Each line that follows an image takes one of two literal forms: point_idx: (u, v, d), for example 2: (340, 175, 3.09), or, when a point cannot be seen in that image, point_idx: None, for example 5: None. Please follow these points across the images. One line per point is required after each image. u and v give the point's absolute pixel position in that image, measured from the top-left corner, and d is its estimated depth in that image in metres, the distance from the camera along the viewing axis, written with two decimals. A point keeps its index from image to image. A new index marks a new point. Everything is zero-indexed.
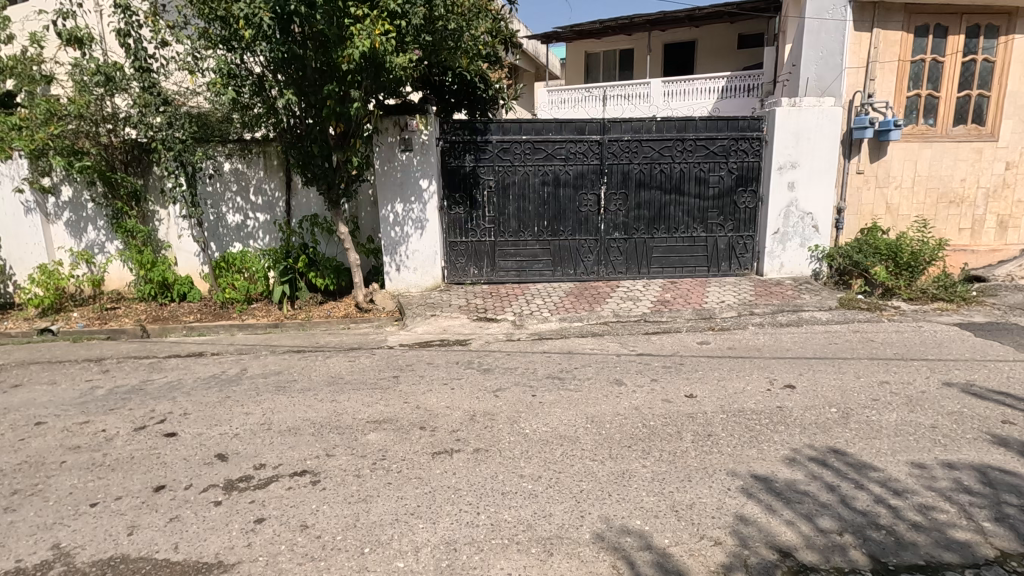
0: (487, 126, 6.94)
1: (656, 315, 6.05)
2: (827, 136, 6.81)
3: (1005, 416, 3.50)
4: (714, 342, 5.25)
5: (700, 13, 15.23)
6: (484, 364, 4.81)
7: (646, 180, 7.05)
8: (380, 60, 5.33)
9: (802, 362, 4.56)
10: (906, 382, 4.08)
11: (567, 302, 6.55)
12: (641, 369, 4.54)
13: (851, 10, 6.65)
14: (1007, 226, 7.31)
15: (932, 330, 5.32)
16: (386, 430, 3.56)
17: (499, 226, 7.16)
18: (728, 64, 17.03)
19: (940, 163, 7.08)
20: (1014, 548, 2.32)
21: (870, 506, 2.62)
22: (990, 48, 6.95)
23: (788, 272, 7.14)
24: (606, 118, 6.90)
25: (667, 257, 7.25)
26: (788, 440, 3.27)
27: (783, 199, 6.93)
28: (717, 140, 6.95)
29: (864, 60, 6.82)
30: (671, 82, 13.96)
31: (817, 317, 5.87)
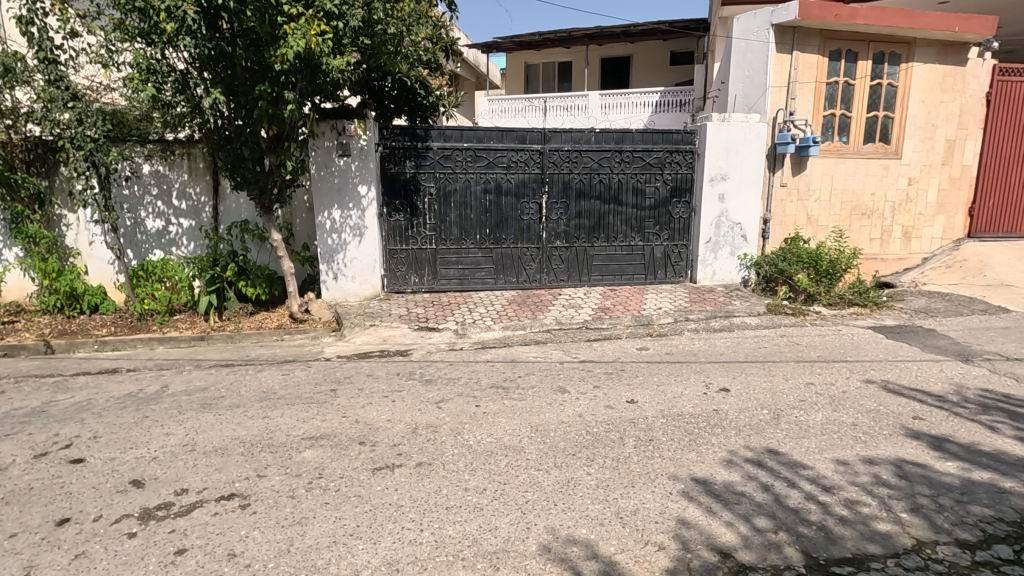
0: (428, 133, 6.86)
1: (597, 322, 6.14)
2: (754, 151, 7.19)
3: (917, 412, 3.77)
4: (653, 347, 5.39)
5: (635, 30, 15.83)
6: (426, 375, 4.70)
7: (586, 190, 7.17)
8: (316, 61, 5.15)
9: (735, 366, 4.75)
10: (829, 383, 4.34)
11: (509, 310, 6.54)
12: (584, 376, 4.57)
13: (773, 33, 7.04)
14: (911, 236, 7.99)
15: (849, 333, 5.69)
16: (323, 447, 3.39)
17: (441, 234, 7.07)
18: (661, 79, 17.75)
19: (852, 178, 7.64)
20: (928, 536, 2.49)
21: (801, 503, 2.74)
22: (894, 74, 7.58)
23: (719, 279, 7.46)
24: (547, 128, 6.98)
25: (607, 265, 7.40)
26: (724, 442, 3.39)
27: (714, 210, 7.25)
28: (653, 152, 7.19)
29: (785, 79, 7.23)
30: (609, 95, 14.35)
31: (747, 322, 6.16)
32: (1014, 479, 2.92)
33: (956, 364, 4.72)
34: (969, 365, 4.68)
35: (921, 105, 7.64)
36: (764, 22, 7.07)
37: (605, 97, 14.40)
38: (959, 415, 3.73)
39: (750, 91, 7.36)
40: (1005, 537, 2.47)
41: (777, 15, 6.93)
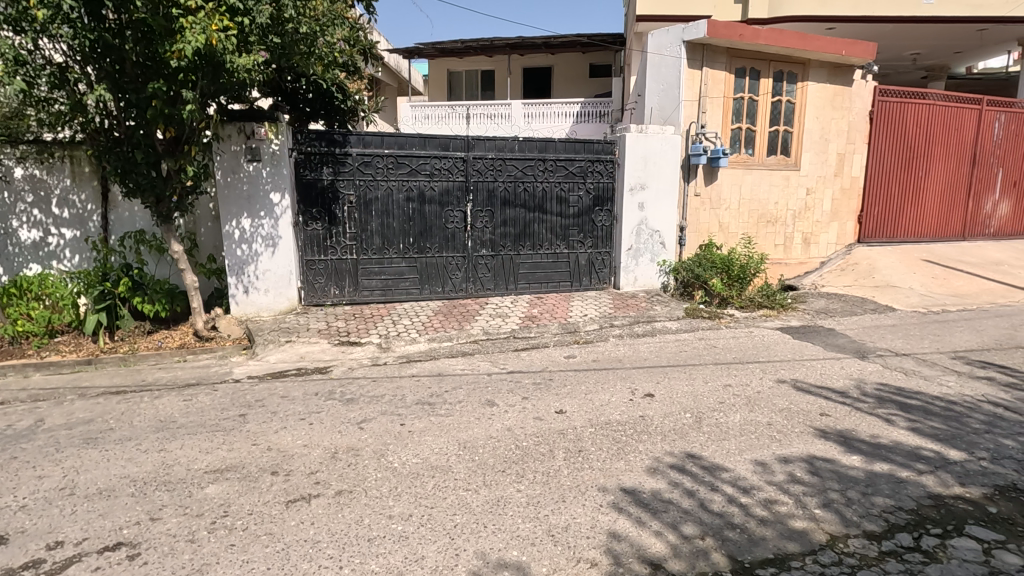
0: (346, 138, 6.57)
1: (524, 332, 6.11)
2: (670, 162, 7.48)
3: (823, 409, 4.01)
4: (580, 355, 5.42)
5: (556, 42, 16.17)
6: (347, 394, 4.44)
7: (511, 198, 7.15)
8: (219, 59, 4.75)
9: (658, 371, 4.86)
10: (745, 384, 4.53)
11: (435, 321, 6.36)
12: (512, 388, 4.50)
13: (685, 49, 7.38)
14: (810, 242, 8.64)
15: (760, 334, 6.02)
16: (229, 480, 3.08)
17: (362, 244, 6.78)
18: (582, 91, 18.27)
19: (759, 188, 8.14)
20: (840, 530, 2.61)
21: (725, 506, 2.80)
22: (792, 91, 8.17)
23: (640, 285, 7.67)
24: (470, 135, 6.89)
25: (533, 273, 7.41)
26: (650, 448, 3.42)
27: (634, 218, 7.46)
28: (576, 161, 7.29)
29: (697, 94, 7.59)
30: (531, 104, 14.52)
31: (668, 327, 6.35)
32: (909, 469, 3.15)
33: (854, 361, 5.10)
34: (864, 362, 5.07)
35: (815, 121, 8.29)
36: (677, 38, 7.39)
37: (528, 106, 14.56)
38: (859, 409, 4.00)
39: (665, 104, 7.67)
40: (906, 526, 2.64)
41: (689, 32, 7.26)
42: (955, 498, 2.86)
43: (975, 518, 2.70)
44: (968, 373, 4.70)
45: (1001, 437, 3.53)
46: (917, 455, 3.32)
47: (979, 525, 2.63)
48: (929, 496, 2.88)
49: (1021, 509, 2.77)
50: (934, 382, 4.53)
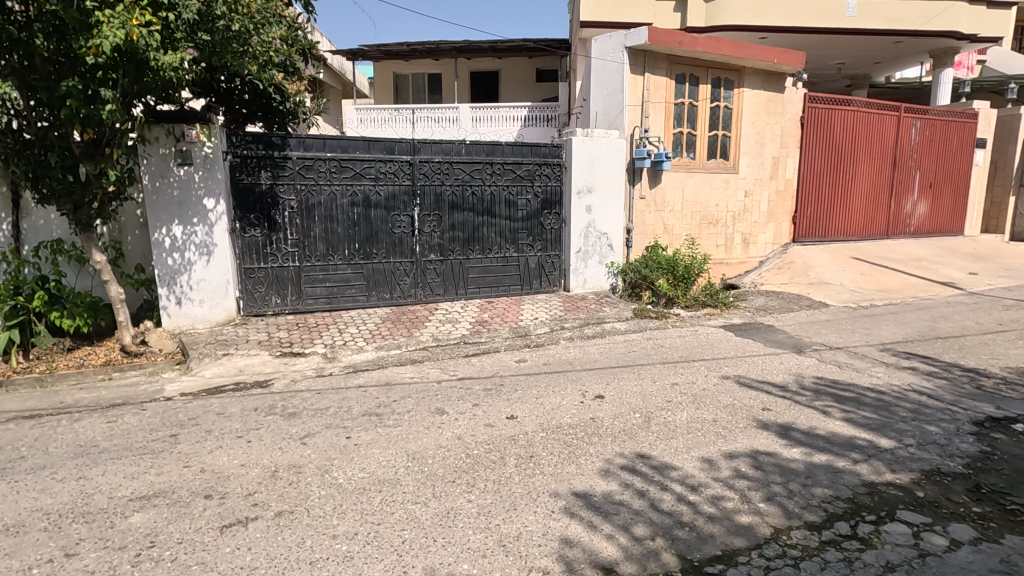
0: (285, 141, 6.32)
1: (475, 337, 6.05)
2: (615, 165, 7.59)
3: (765, 403, 4.14)
4: (531, 359, 5.40)
5: (502, 46, 16.21)
6: (289, 408, 4.23)
7: (459, 202, 7.07)
8: (141, 56, 4.45)
9: (608, 372, 4.90)
10: (691, 382, 4.63)
11: (383, 329, 6.20)
12: (462, 395, 4.42)
13: (627, 55, 7.52)
14: (749, 242, 8.98)
15: (705, 333, 6.18)
16: (157, 507, 2.86)
17: (304, 250, 6.53)
18: (529, 95, 18.40)
19: (700, 190, 8.40)
20: (783, 523, 2.68)
21: (674, 505, 2.83)
22: (729, 97, 8.49)
23: (590, 287, 7.75)
24: (416, 139, 6.77)
25: (483, 277, 7.35)
26: (601, 451, 3.43)
27: (582, 221, 7.53)
28: (523, 165, 7.29)
29: (640, 99, 7.75)
30: (479, 108, 14.49)
31: (617, 328, 6.43)
32: (845, 458, 3.29)
33: (792, 356, 5.30)
34: (802, 356, 5.28)
35: (751, 126, 8.64)
36: (619, 44, 7.53)
37: (475, 110, 14.52)
38: (798, 402, 4.15)
39: (610, 108, 7.80)
40: (843, 514, 2.74)
41: (630, 38, 7.41)
42: (886, 484, 3.00)
43: (905, 502, 2.84)
44: (895, 364, 4.97)
45: (926, 424, 3.75)
46: (852, 444, 3.46)
47: (908, 510, 2.76)
48: (863, 484, 3.01)
49: (945, 491, 2.94)
50: (865, 373, 4.76)
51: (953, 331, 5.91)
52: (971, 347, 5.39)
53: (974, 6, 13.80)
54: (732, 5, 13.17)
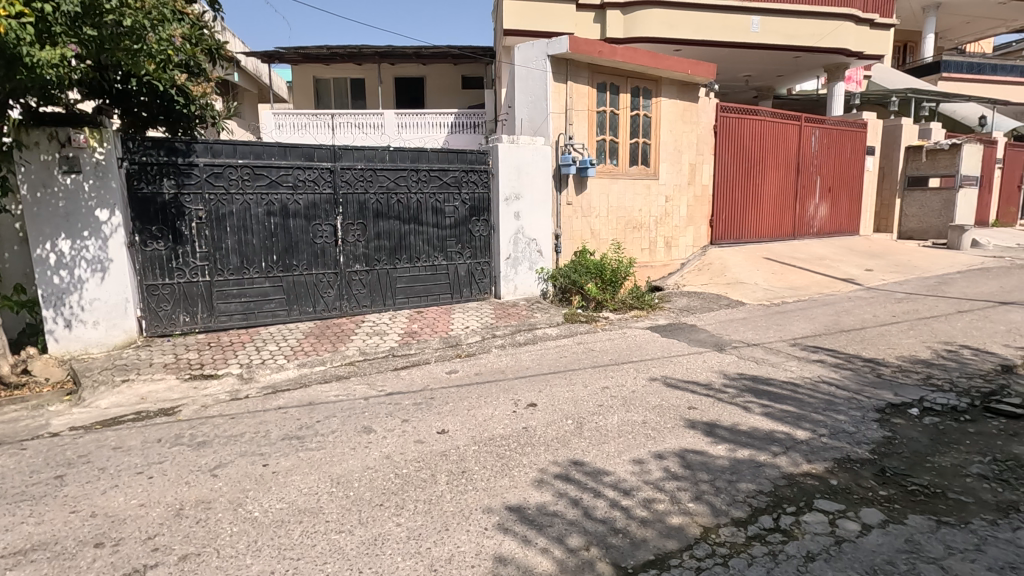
0: (190, 146, 5.87)
1: (404, 349, 5.86)
2: (541, 172, 7.64)
3: (691, 402, 4.25)
4: (462, 369, 5.28)
5: (426, 52, 16.04)
6: (198, 437, 3.88)
7: (383, 210, 6.85)
8: (11, 51, 3.95)
9: (540, 379, 4.87)
10: (621, 384, 4.69)
11: (306, 345, 5.87)
12: (390, 412, 4.23)
13: (550, 63, 7.61)
14: (670, 245, 9.33)
15: (633, 335, 6.32)
16: (35, 563, 2.51)
17: (216, 263, 6.08)
18: (455, 102, 18.33)
19: (624, 196, 8.63)
20: (712, 521, 2.73)
21: (608, 512, 2.81)
22: (648, 106, 8.79)
23: (521, 293, 7.74)
24: (336, 144, 6.50)
25: (411, 287, 7.16)
26: (535, 460, 3.38)
27: (511, 227, 7.51)
28: (449, 171, 7.18)
29: (563, 106, 7.86)
30: (404, 114, 14.22)
31: (548, 334, 6.45)
32: (766, 452, 3.42)
33: (714, 354, 5.52)
34: (723, 354, 5.50)
35: (669, 134, 8.99)
36: (541, 52, 7.60)
37: (400, 116, 14.24)
38: (721, 399, 4.30)
39: (535, 116, 7.86)
40: (766, 508, 2.83)
41: (552, 47, 7.49)
42: (804, 475, 3.14)
43: (821, 491, 2.98)
44: (806, 358, 5.29)
45: (836, 413, 3.98)
46: (772, 437, 3.62)
47: (824, 498, 2.90)
48: (783, 476, 3.13)
49: (856, 477, 3.11)
50: (781, 368, 5.02)
51: (854, 324, 6.38)
52: (871, 338, 5.83)
53: (859, 26, 15.16)
54: (647, 19, 13.74)
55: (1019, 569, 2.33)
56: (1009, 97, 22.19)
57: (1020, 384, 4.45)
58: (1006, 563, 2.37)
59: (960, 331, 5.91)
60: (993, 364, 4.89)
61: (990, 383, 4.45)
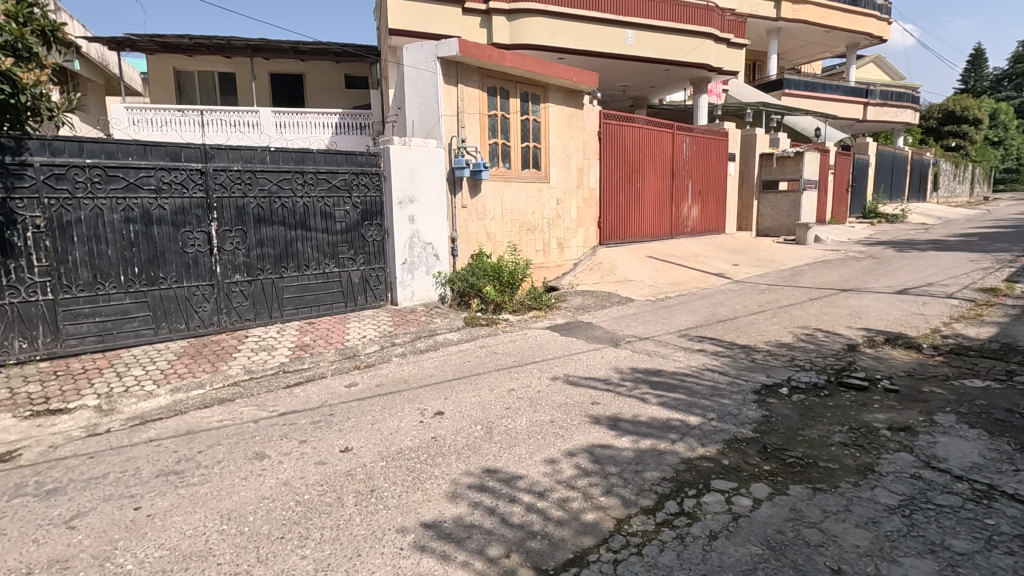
0: (21, 143, 5.01)
1: (296, 364, 5.45)
2: (435, 175, 7.51)
3: (594, 398, 4.40)
4: (362, 382, 5.01)
5: (305, 48, 15.18)
6: (47, 485, 3.30)
7: (266, 215, 6.34)
8: None
9: (445, 386, 4.77)
10: (526, 386, 4.73)
11: (179, 366, 5.25)
12: (285, 433, 3.91)
13: (440, 65, 7.51)
14: (563, 246, 9.64)
15: (534, 336, 6.42)
16: None
17: (62, 279, 5.25)
18: (338, 101, 17.58)
19: (518, 199, 8.77)
20: (623, 513, 2.82)
21: (524, 517, 2.81)
22: (537, 111, 9.01)
23: (418, 298, 7.57)
24: (207, 144, 5.89)
25: (301, 297, 6.71)
26: (447, 471, 3.29)
27: (406, 231, 7.31)
28: (338, 174, 6.83)
29: (455, 109, 7.81)
30: (282, 112, 13.31)
31: (449, 339, 6.36)
32: (666, 439, 3.63)
33: (611, 349, 5.77)
34: (619, 349, 5.77)
35: (558, 139, 9.29)
36: (430, 54, 7.47)
37: (278, 114, 13.31)
38: (621, 393, 4.50)
39: (426, 118, 7.71)
40: (670, 493, 2.99)
41: (441, 49, 7.40)
42: (700, 458, 3.36)
43: (716, 472, 3.21)
44: (692, 348, 5.71)
45: (721, 398, 4.33)
46: (669, 425, 3.85)
47: (719, 478, 3.13)
48: (682, 461, 3.34)
49: (744, 456, 3.39)
50: (671, 359, 5.37)
51: (728, 315, 7.00)
52: (743, 327, 6.45)
53: (718, 45, 16.77)
54: (531, 26, 14.12)
55: (880, 522, 2.67)
56: (836, 112, 25.79)
57: (862, 359, 5.15)
58: (870, 518, 2.70)
59: (813, 316, 6.72)
60: (841, 344, 5.62)
61: (841, 361, 5.11)
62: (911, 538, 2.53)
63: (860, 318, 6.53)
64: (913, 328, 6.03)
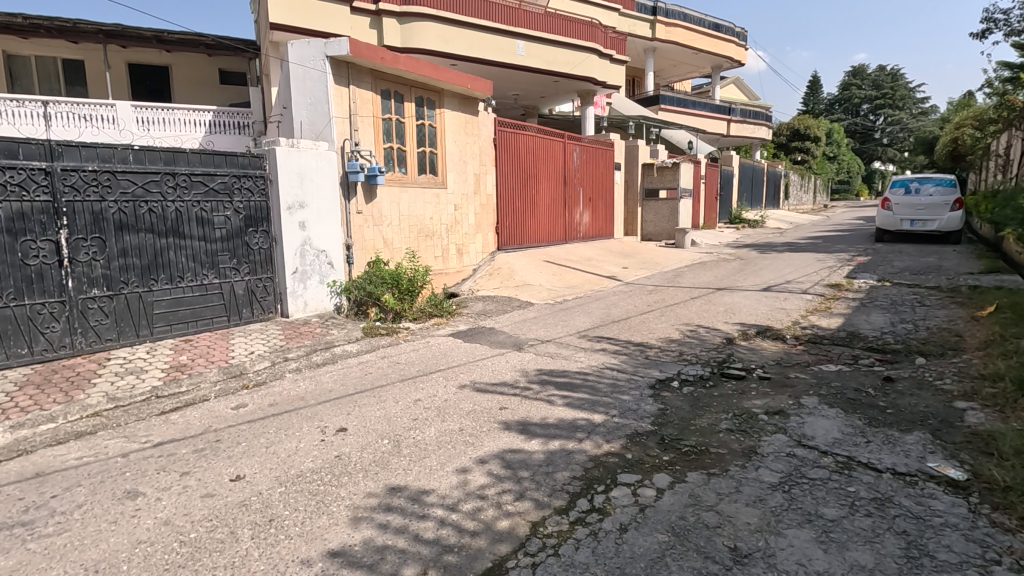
0: None
1: (171, 388, 4.88)
2: (327, 179, 7.14)
3: (501, 403, 4.42)
4: (253, 403, 4.60)
5: (171, 37, 13.79)
6: None
7: (130, 222, 5.64)
8: None
9: (346, 401, 4.53)
10: (432, 395, 4.63)
11: (21, 398, 4.48)
12: (163, 466, 3.48)
13: (329, 64, 7.18)
14: (461, 252, 9.62)
15: (437, 343, 6.33)
16: None
17: None
18: (211, 97, 16.21)
19: (415, 205, 8.60)
20: (538, 515, 2.85)
21: (439, 531, 2.73)
22: (432, 116, 8.92)
23: (311, 309, 7.14)
24: (54, 140, 5.13)
25: (174, 312, 6.05)
26: (354, 491, 3.12)
27: (296, 238, 6.87)
28: (216, 176, 6.27)
29: (347, 111, 7.50)
30: (144, 107, 11.93)
31: (348, 351, 6.07)
32: (573, 439, 3.72)
33: (514, 353, 5.84)
34: (523, 353, 5.85)
35: (454, 145, 9.26)
36: (319, 52, 7.11)
37: (139, 109, 11.92)
38: (528, 396, 4.56)
39: (315, 119, 7.32)
40: (581, 491, 3.08)
41: (330, 48, 7.07)
42: (606, 455, 3.50)
43: (621, 466, 3.35)
44: (591, 348, 5.94)
45: (621, 394, 4.55)
46: (575, 425, 3.96)
47: (625, 472, 3.27)
48: (590, 459, 3.45)
49: (644, 449, 3.58)
50: (573, 360, 5.54)
51: (622, 315, 7.39)
52: (635, 326, 6.83)
53: (602, 60, 17.73)
54: (423, 31, 14.00)
55: (765, 499, 2.94)
56: (704, 127, 28.36)
57: (739, 351, 5.67)
58: (757, 496, 2.97)
59: (696, 314, 7.29)
60: (721, 338, 6.15)
61: (722, 353, 5.60)
62: (791, 511, 2.82)
63: (735, 314, 7.19)
64: (778, 321, 6.77)
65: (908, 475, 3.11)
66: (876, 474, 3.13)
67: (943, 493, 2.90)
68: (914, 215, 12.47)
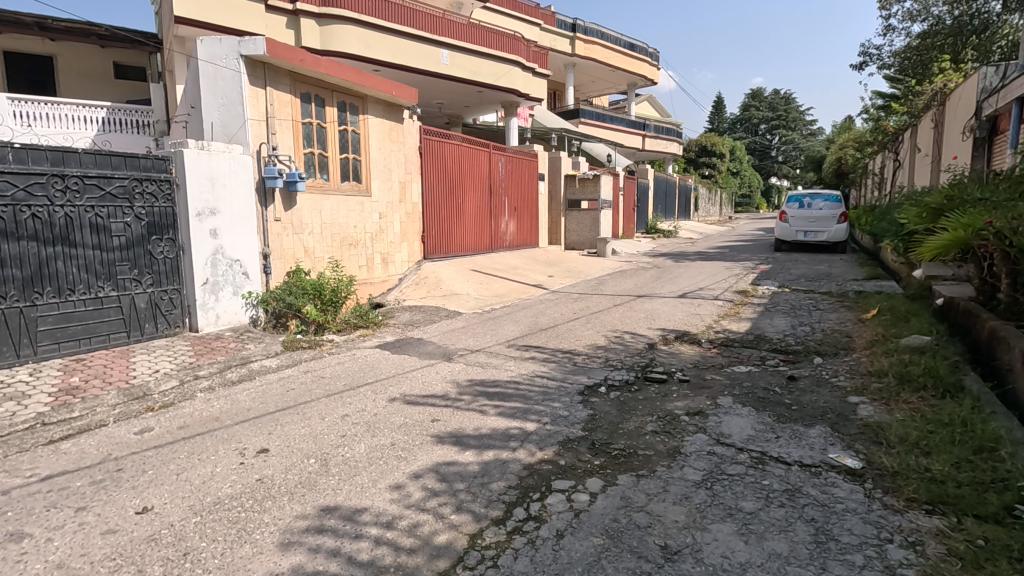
0: None
1: (60, 414, 4.39)
2: (241, 184, 6.74)
3: (433, 415, 4.35)
4: (160, 427, 4.23)
5: (57, 24, 12.52)
6: None
7: (8, 228, 5.03)
8: None
9: (267, 420, 4.28)
10: (361, 410, 4.48)
11: None
12: (56, 502, 3.12)
13: (244, 64, 6.81)
14: (387, 261, 9.40)
15: (364, 355, 6.15)
16: None
17: None
18: (105, 92, 14.87)
19: (338, 213, 8.31)
20: (475, 528, 2.83)
21: (373, 552, 2.64)
22: (355, 122, 8.68)
23: (224, 323, 6.70)
24: None
25: (64, 328, 5.45)
26: (279, 515, 2.95)
27: (206, 247, 6.42)
28: (113, 180, 5.75)
29: (263, 114, 7.13)
30: (22, 100, 10.66)
31: (266, 366, 5.73)
32: (508, 448, 3.74)
33: (445, 363, 5.79)
34: (452, 363, 5.80)
35: (378, 152, 9.06)
36: (232, 50, 6.73)
37: (17, 102, 10.64)
38: (460, 407, 4.53)
39: (228, 121, 6.91)
40: (517, 501, 3.09)
41: (245, 47, 6.71)
42: (539, 462, 3.54)
43: (555, 472, 3.41)
44: (521, 356, 6.01)
45: (552, 402, 4.63)
46: (508, 434, 3.98)
47: (559, 479, 3.33)
48: (524, 467, 3.47)
49: (577, 454, 3.66)
50: (503, 369, 5.56)
51: (549, 323, 7.53)
52: (563, 333, 6.98)
53: (524, 72, 18.07)
54: (343, 34, 13.63)
55: (691, 497, 3.09)
56: (621, 142, 29.69)
57: (660, 356, 5.95)
58: (683, 495, 3.12)
59: (619, 321, 7.57)
60: (643, 343, 6.42)
61: (645, 358, 5.85)
62: (715, 506, 2.98)
63: (655, 320, 7.54)
64: (694, 326, 7.17)
65: (814, 467, 3.39)
66: (786, 467, 3.39)
67: (843, 481, 3.20)
68: (807, 227, 13.69)
